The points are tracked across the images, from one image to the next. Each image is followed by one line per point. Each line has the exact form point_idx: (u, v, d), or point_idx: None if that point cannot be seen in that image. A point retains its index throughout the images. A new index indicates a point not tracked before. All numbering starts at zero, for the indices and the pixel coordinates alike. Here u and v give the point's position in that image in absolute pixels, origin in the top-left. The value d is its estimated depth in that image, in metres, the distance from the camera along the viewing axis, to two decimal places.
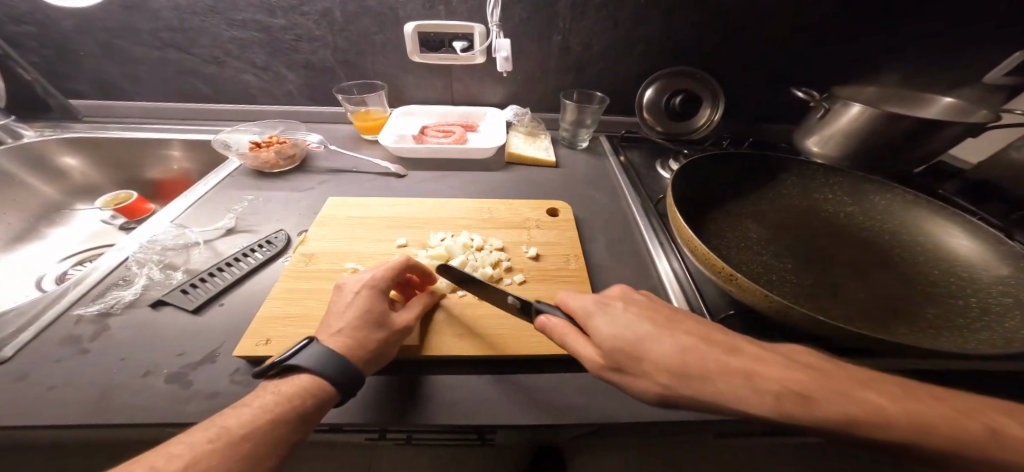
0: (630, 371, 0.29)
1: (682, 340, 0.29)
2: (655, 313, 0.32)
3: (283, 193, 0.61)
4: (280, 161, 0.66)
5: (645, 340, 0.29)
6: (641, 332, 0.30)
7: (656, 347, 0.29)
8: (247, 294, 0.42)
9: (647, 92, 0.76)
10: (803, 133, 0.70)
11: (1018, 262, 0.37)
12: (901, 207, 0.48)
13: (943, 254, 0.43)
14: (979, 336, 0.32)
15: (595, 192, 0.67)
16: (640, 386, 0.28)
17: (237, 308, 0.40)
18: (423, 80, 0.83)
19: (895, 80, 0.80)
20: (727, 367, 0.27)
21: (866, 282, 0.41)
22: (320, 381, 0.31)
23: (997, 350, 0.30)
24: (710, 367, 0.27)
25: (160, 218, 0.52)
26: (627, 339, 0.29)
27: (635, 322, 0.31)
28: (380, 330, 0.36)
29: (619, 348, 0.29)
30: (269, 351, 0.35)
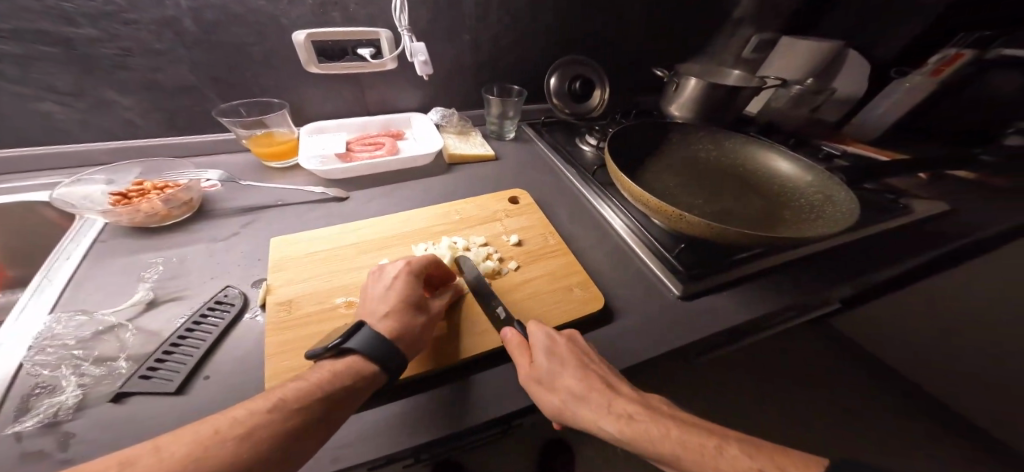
0: (541, 391, 0.35)
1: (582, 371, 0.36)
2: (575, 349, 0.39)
3: (202, 246, 0.51)
4: (173, 210, 0.53)
5: (561, 371, 0.35)
6: (554, 359, 0.36)
7: (569, 377, 0.35)
8: (232, 358, 0.38)
9: (551, 80, 0.88)
10: (666, 102, 0.91)
11: (815, 171, 0.60)
12: (742, 145, 0.70)
13: (776, 173, 0.65)
14: (817, 221, 0.53)
15: (538, 175, 0.76)
16: (544, 401, 0.35)
17: (230, 373, 0.36)
18: (327, 90, 0.76)
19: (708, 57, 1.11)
20: (604, 400, 0.33)
21: (746, 203, 0.60)
22: (368, 363, 0.33)
23: (831, 228, 0.49)
24: (593, 398, 0.33)
25: (34, 309, 0.40)
26: (552, 367, 0.36)
27: (566, 356, 0.37)
28: (420, 315, 0.39)
29: (544, 373, 0.36)
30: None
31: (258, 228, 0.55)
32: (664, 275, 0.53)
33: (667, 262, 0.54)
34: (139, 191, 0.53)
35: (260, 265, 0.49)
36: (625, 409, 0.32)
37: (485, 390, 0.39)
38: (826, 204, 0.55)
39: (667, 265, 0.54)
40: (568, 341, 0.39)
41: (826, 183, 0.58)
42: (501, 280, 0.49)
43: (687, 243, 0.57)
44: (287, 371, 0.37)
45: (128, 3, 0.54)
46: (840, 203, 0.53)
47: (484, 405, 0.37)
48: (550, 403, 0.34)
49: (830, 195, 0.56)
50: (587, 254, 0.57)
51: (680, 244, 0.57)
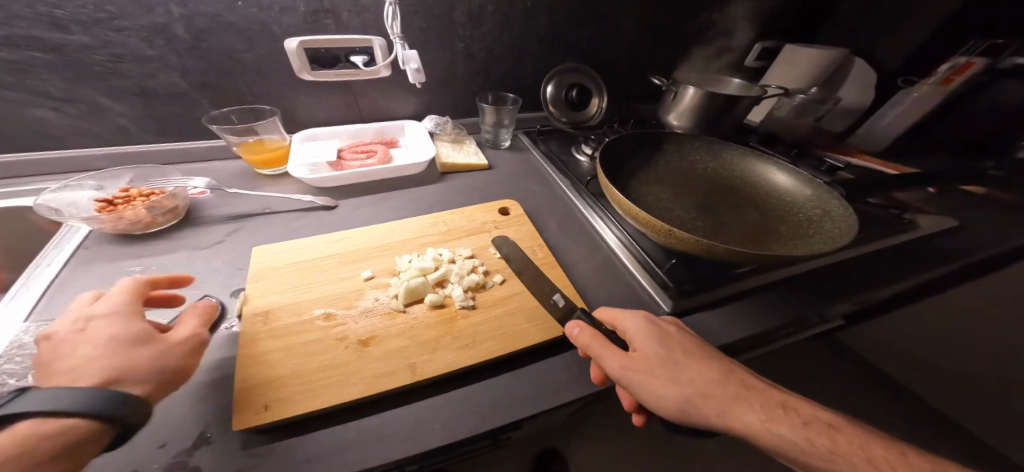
0: (655, 383, 0.35)
1: (692, 359, 0.36)
2: (674, 337, 0.39)
3: (184, 253, 0.51)
4: (158, 217, 0.53)
5: (679, 361, 0.36)
6: (662, 348, 0.37)
7: (689, 368, 0.35)
8: (202, 370, 0.37)
9: (548, 87, 0.87)
10: (664, 110, 0.90)
11: (813, 185, 0.59)
12: (739, 157, 0.68)
13: (774, 186, 0.63)
14: (816, 236, 0.51)
15: (531, 184, 0.75)
16: (665, 394, 0.34)
17: (198, 385, 0.36)
18: (321, 98, 0.76)
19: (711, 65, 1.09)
20: (730, 388, 0.34)
21: (741, 216, 0.59)
22: (50, 424, 0.25)
23: (829, 245, 0.47)
24: (720, 388, 0.34)
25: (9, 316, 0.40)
26: (667, 357, 0.36)
27: (675, 345, 0.37)
28: (148, 348, 0.31)
29: (659, 365, 0.36)
30: (271, 416, 0.33)
31: (243, 237, 0.55)
32: (654, 290, 0.52)
33: (658, 277, 0.52)
34: (125, 198, 0.53)
35: (240, 274, 0.48)
36: (746, 396, 0.34)
37: (457, 408, 0.38)
38: (824, 220, 0.53)
39: (657, 280, 0.52)
40: (671, 330, 0.40)
41: (824, 198, 0.56)
42: (484, 294, 0.48)
43: (679, 258, 0.56)
44: (254, 385, 0.36)
45: (119, 10, 0.55)
46: (838, 217, 0.52)
47: (454, 426, 0.36)
48: (672, 394, 0.34)
49: (828, 210, 0.54)
50: (576, 266, 0.56)
51: (672, 259, 0.56)
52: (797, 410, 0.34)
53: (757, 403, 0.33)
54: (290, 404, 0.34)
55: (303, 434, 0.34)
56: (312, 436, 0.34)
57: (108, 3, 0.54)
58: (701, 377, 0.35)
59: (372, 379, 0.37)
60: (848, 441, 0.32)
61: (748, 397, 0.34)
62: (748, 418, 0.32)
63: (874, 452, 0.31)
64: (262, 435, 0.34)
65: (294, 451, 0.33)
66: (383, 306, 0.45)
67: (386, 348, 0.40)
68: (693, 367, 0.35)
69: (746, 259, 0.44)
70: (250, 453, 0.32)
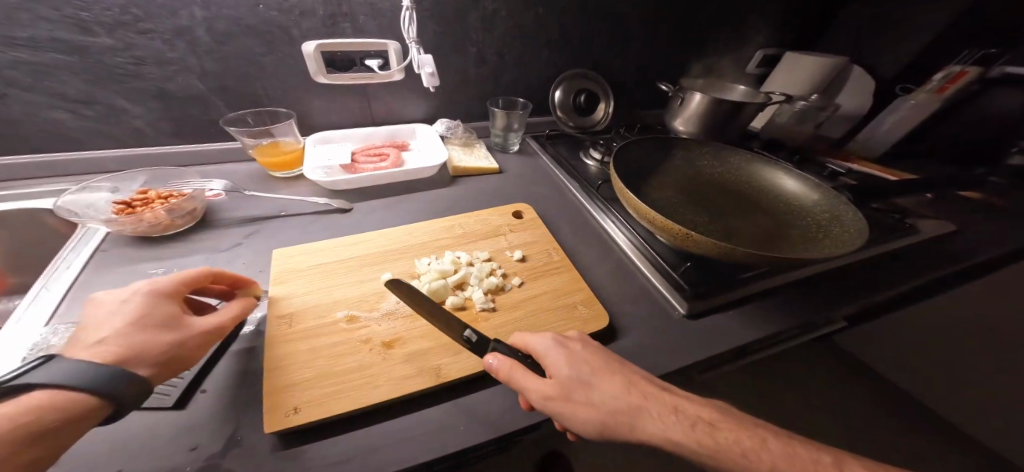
0: (571, 409, 0.32)
1: (602, 376, 0.34)
2: (581, 355, 0.36)
3: (203, 256, 0.51)
4: (177, 219, 0.53)
5: (590, 380, 0.33)
6: (574, 368, 0.34)
7: (601, 386, 0.33)
8: (230, 372, 0.38)
9: (557, 92, 0.89)
10: (670, 116, 0.92)
11: (820, 190, 0.60)
12: (746, 163, 0.70)
13: (781, 191, 0.65)
14: (826, 241, 0.52)
15: (542, 188, 0.76)
16: (583, 420, 0.32)
17: (227, 389, 0.36)
18: (335, 101, 0.77)
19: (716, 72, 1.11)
20: (638, 400, 0.32)
21: (749, 221, 0.61)
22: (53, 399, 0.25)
23: (840, 248, 0.49)
24: (632, 403, 0.32)
25: (34, 318, 0.40)
26: (577, 378, 0.33)
27: (587, 362, 0.35)
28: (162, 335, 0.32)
29: (575, 389, 0.33)
30: (303, 417, 0.34)
31: (260, 240, 0.55)
32: (669, 293, 0.53)
33: (672, 280, 0.54)
34: (143, 200, 0.53)
35: (261, 277, 0.49)
36: (661, 403, 0.32)
37: (482, 409, 0.38)
38: (833, 225, 0.54)
39: (672, 283, 0.53)
40: (578, 346, 0.37)
41: (831, 203, 0.58)
42: (504, 297, 0.49)
43: (692, 262, 0.57)
44: (284, 386, 0.36)
45: (143, 12, 0.55)
46: (847, 221, 0.53)
47: (479, 428, 0.36)
48: (590, 418, 0.32)
49: (836, 215, 0.56)
50: (591, 269, 0.57)
51: (685, 263, 0.57)
52: (704, 414, 0.33)
53: (671, 413, 0.32)
54: (320, 406, 0.35)
55: (333, 435, 0.34)
56: (342, 436, 0.34)
57: (133, 6, 0.54)
58: (612, 393, 0.33)
59: (399, 381, 0.38)
60: (751, 439, 0.31)
61: (662, 407, 0.32)
62: (662, 430, 0.31)
63: (777, 452, 0.30)
64: (292, 437, 0.34)
65: (325, 452, 0.33)
66: (405, 308, 0.46)
67: (411, 350, 0.41)
68: (602, 385, 0.33)
69: (762, 261, 0.46)
70: (283, 454, 0.32)
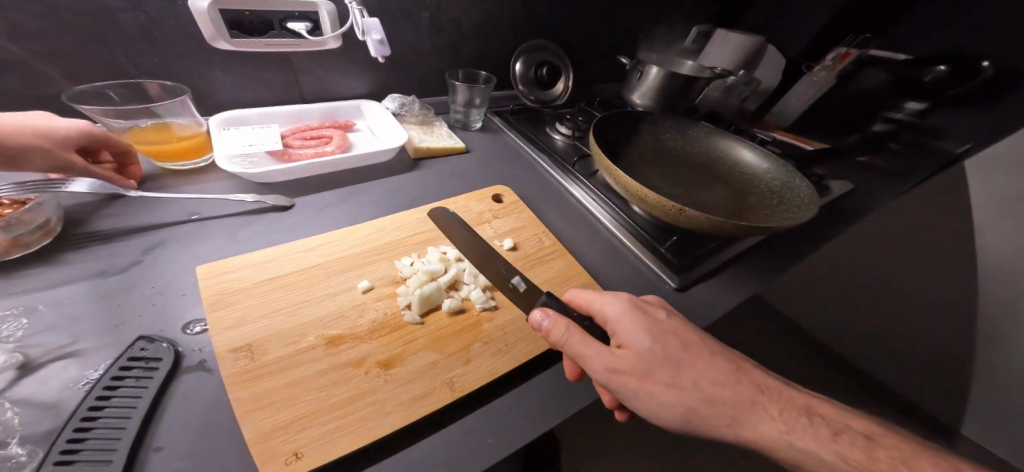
0: (648, 387, 0.31)
1: (689, 354, 0.32)
2: (664, 329, 0.34)
3: (84, 284, 0.36)
4: (23, 236, 0.37)
5: (678, 361, 0.32)
6: (656, 343, 0.32)
7: (690, 370, 0.31)
8: (189, 421, 0.28)
9: (516, 65, 0.84)
10: (628, 90, 0.93)
11: (770, 159, 0.66)
12: (707, 135, 0.74)
13: (738, 162, 0.70)
14: (786, 207, 0.57)
15: (514, 167, 0.71)
16: (663, 401, 0.30)
17: (192, 442, 0.27)
18: (248, 71, 0.61)
19: (660, 48, 1.15)
20: (735, 390, 0.31)
21: (716, 192, 0.65)
22: None
23: (804, 211, 0.54)
24: (724, 392, 0.31)
25: None
26: (661, 356, 0.32)
27: (664, 333, 0.33)
28: None
29: (645, 362, 0.31)
30: (307, 467, 0.27)
31: (168, 255, 0.42)
32: (659, 269, 0.53)
33: (660, 255, 0.54)
34: None
35: (189, 302, 0.37)
36: (757, 396, 0.32)
37: (510, 414, 0.35)
38: (789, 191, 0.60)
39: (659, 259, 0.54)
40: (660, 316, 0.35)
41: (781, 171, 0.64)
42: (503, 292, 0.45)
43: (676, 236, 0.58)
44: (268, 436, 0.28)
45: None
46: (799, 188, 0.59)
47: (512, 435, 0.33)
48: (672, 400, 0.30)
49: (787, 182, 0.62)
50: (583, 252, 0.55)
51: (671, 236, 0.58)
52: (778, 395, 0.32)
53: (778, 418, 0.31)
54: (324, 449, 0.28)
55: None
56: None
57: None
58: (701, 375, 0.31)
59: (414, 401, 0.32)
60: (828, 420, 0.32)
61: (760, 404, 0.31)
62: (763, 433, 0.30)
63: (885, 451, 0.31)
64: None
65: None
66: (394, 319, 0.39)
67: (416, 365, 0.35)
68: (687, 366, 0.32)
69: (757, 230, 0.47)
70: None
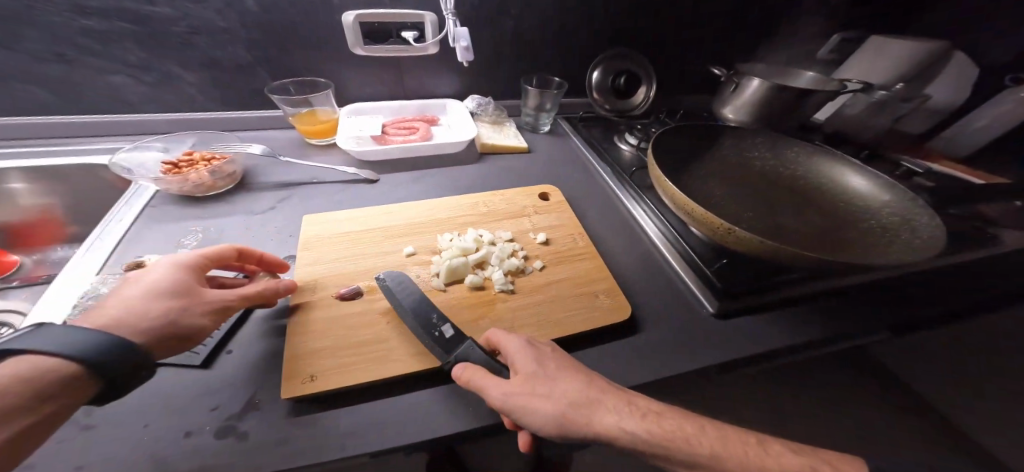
0: (540, 402, 0.30)
1: (570, 372, 0.33)
2: (545, 356, 0.34)
3: (239, 217, 0.54)
4: (218, 181, 0.56)
5: (559, 375, 0.32)
6: (540, 366, 0.33)
7: (569, 382, 0.32)
8: (254, 337, 0.39)
9: (594, 73, 0.83)
10: (719, 102, 0.84)
11: (893, 190, 0.55)
12: (807, 157, 0.65)
13: (846, 190, 0.60)
14: (897, 246, 0.48)
15: (573, 170, 0.73)
16: (555, 415, 0.30)
17: (250, 353, 0.37)
18: (368, 74, 0.77)
19: (777, 56, 1.00)
20: (614, 394, 0.31)
21: (801, 221, 0.57)
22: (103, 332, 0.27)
23: (919, 255, 0.44)
24: (603, 398, 0.31)
25: (87, 269, 0.43)
26: (543, 372, 0.32)
27: (546, 357, 0.34)
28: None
29: (533, 381, 0.31)
30: (317, 388, 0.34)
31: (288, 207, 0.57)
32: (700, 291, 0.49)
33: (704, 275, 0.50)
34: (189, 162, 0.56)
35: (292, 242, 0.51)
36: (642, 404, 0.31)
37: None
38: (905, 231, 0.50)
39: (704, 280, 0.50)
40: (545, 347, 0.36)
41: (905, 206, 0.53)
42: (524, 280, 0.48)
43: (728, 259, 0.53)
44: (302, 355, 0.37)
45: None
46: (923, 227, 0.49)
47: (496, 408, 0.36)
48: (560, 412, 0.30)
49: (908, 219, 0.52)
50: (618, 259, 0.54)
51: (730, 261, 0.53)
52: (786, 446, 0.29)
53: (660, 418, 0.30)
54: (335, 378, 0.35)
55: (353, 403, 0.35)
56: (365, 403, 0.35)
57: None
58: (580, 386, 0.31)
59: (413, 359, 0.38)
60: None
61: (641, 407, 0.31)
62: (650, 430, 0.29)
63: None
64: (309, 405, 0.34)
65: (345, 416, 0.34)
66: (424, 283, 0.46)
67: None
68: (569, 381, 0.32)
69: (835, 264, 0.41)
70: (293, 423, 0.32)
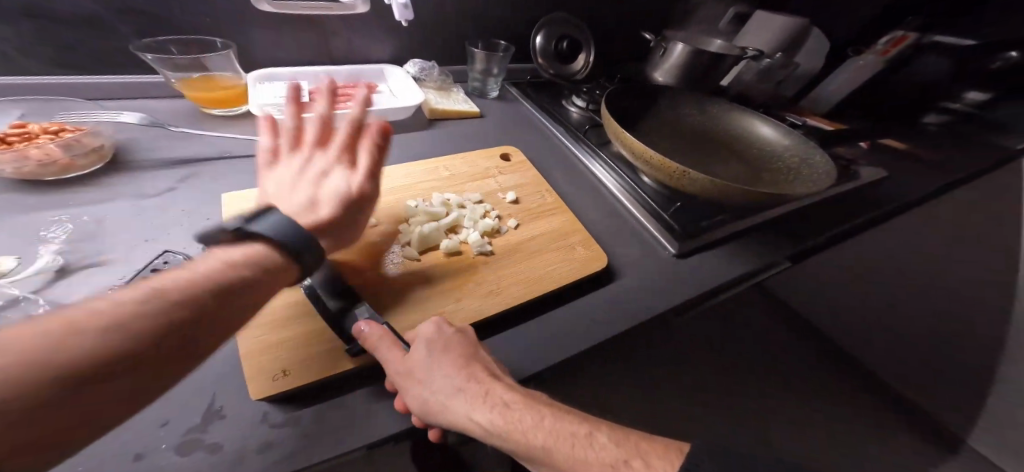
0: (407, 385, 0.28)
1: (457, 358, 0.30)
2: (445, 340, 0.31)
3: (127, 202, 0.42)
4: (77, 159, 0.42)
5: (438, 361, 0.29)
6: (428, 348, 0.30)
7: (443, 371, 0.29)
8: None
9: (537, 38, 0.82)
10: (650, 67, 0.90)
11: (792, 136, 0.65)
12: (727, 112, 0.73)
13: (758, 139, 0.69)
14: (801, 182, 0.57)
15: (528, 134, 0.72)
16: (416, 400, 0.28)
17: None
18: (283, 32, 0.65)
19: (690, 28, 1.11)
20: (484, 386, 0.29)
21: (728, 166, 0.65)
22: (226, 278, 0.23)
23: (820, 187, 0.52)
24: (469, 388, 0.28)
25: None
26: (426, 357, 0.29)
27: (443, 341, 0.31)
28: None
29: (411, 364, 0.29)
30: (293, 383, 0.29)
31: (197, 186, 0.46)
32: (661, 234, 0.53)
33: (664, 220, 0.54)
34: (22, 135, 0.41)
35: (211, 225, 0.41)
36: (503, 403, 0.28)
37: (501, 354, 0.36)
38: (804, 167, 0.60)
39: (664, 225, 0.54)
40: (449, 329, 0.32)
41: (800, 146, 0.64)
42: (501, 239, 0.47)
43: (680, 202, 0.58)
44: (265, 349, 0.30)
45: None
46: (817, 165, 0.59)
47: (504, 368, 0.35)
48: (420, 396, 0.28)
49: (804, 157, 0.62)
50: (585, 213, 0.56)
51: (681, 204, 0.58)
52: None
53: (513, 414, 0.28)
54: (312, 368, 0.30)
55: (343, 393, 0.30)
56: (359, 391, 0.31)
57: None
58: (450, 374, 0.29)
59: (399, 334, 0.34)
60: None
61: (502, 402, 0.28)
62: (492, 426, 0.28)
63: None
64: (288, 403, 0.29)
65: (339, 407, 0.29)
66: (394, 254, 0.41)
67: (408, 298, 0.38)
68: (447, 365, 0.29)
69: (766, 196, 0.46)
70: (274, 425, 0.27)
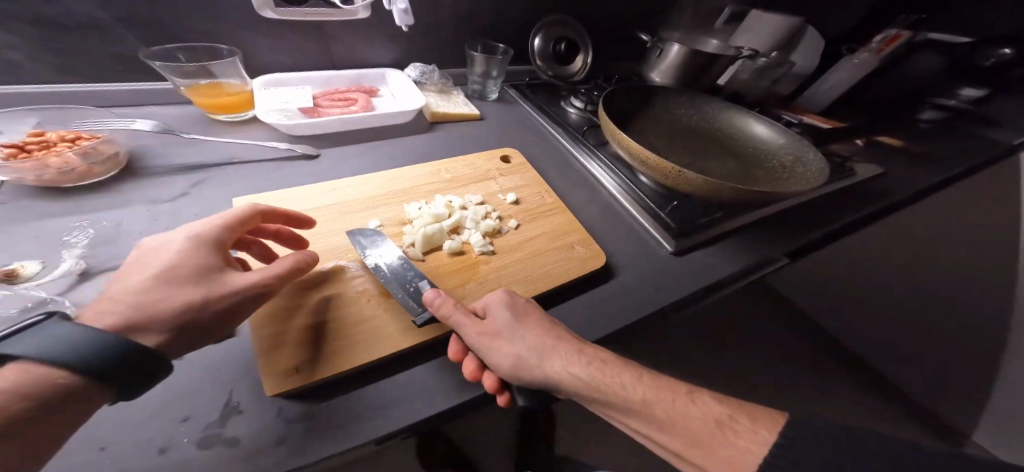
0: (497, 343, 0.32)
1: (542, 323, 0.34)
2: (524, 308, 0.35)
3: (142, 208, 0.43)
4: (95, 166, 0.44)
5: (524, 323, 0.34)
6: (513, 313, 0.34)
7: (530, 332, 0.33)
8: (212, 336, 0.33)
9: (535, 40, 0.84)
10: (647, 67, 0.91)
11: (787, 135, 0.66)
12: (724, 111, 0.74)
13: (755, 137, 0.70)
14: (800, 177, 0.58)
15: (527, 135, 0.73)
16: (507, 356, 0.32)
17: (211, 355, 0.31)
18: (285, 37, 0.66)
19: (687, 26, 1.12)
20: (573, 345, 0.33)
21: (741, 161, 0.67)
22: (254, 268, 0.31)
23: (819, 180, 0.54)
24: (558, 346, 0.32)
25: None
26: (511, 321, 0.33)
27: (524, 309, 0.35)
28: None
29: (500, 327, 0.33)
30: (306, 379, 0.30)
31: (207, 190, 0.47)
32: (658, 232, 0.54)
33: (660, 219, 0.55)
34: (42, 142, 0.42)
35: None
36: (595, 357, 0.32)
37: None
38: (798, 165, 0.61)
39: (661, 223, 0.55)
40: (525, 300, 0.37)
41: (796, 144, 0.65)
42: (502, 239, 0.48)
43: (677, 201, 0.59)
44: (277, 349, 0.32)
45: None
46: (811, 161, 0.60)
47: None
48: (512, 352, 0.32)
49: (800, 155, 0.63)
50: (583, 212, 0.57)
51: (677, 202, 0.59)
52: None
53: (608, 369, 0.32)
54: (324, 365, 0.31)
55: (353, 388, 0.32)
56: (368, 387, 0.32)
57: None
58: (540, 334, 0.33)
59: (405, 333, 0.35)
60: None
61: (596, 359, 0.32)
62: (588, 379, 0.31)
63: None
64: (301, 398, 0.30)
65: (349, 402, 0.31)
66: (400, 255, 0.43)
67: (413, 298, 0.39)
68: (533, 328, 0.33)
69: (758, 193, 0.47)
70: (287, 420, 0.29)
